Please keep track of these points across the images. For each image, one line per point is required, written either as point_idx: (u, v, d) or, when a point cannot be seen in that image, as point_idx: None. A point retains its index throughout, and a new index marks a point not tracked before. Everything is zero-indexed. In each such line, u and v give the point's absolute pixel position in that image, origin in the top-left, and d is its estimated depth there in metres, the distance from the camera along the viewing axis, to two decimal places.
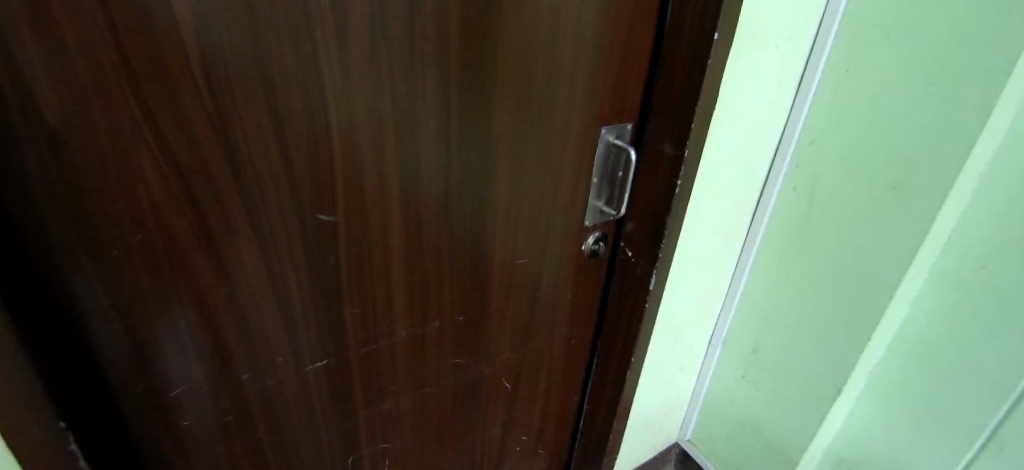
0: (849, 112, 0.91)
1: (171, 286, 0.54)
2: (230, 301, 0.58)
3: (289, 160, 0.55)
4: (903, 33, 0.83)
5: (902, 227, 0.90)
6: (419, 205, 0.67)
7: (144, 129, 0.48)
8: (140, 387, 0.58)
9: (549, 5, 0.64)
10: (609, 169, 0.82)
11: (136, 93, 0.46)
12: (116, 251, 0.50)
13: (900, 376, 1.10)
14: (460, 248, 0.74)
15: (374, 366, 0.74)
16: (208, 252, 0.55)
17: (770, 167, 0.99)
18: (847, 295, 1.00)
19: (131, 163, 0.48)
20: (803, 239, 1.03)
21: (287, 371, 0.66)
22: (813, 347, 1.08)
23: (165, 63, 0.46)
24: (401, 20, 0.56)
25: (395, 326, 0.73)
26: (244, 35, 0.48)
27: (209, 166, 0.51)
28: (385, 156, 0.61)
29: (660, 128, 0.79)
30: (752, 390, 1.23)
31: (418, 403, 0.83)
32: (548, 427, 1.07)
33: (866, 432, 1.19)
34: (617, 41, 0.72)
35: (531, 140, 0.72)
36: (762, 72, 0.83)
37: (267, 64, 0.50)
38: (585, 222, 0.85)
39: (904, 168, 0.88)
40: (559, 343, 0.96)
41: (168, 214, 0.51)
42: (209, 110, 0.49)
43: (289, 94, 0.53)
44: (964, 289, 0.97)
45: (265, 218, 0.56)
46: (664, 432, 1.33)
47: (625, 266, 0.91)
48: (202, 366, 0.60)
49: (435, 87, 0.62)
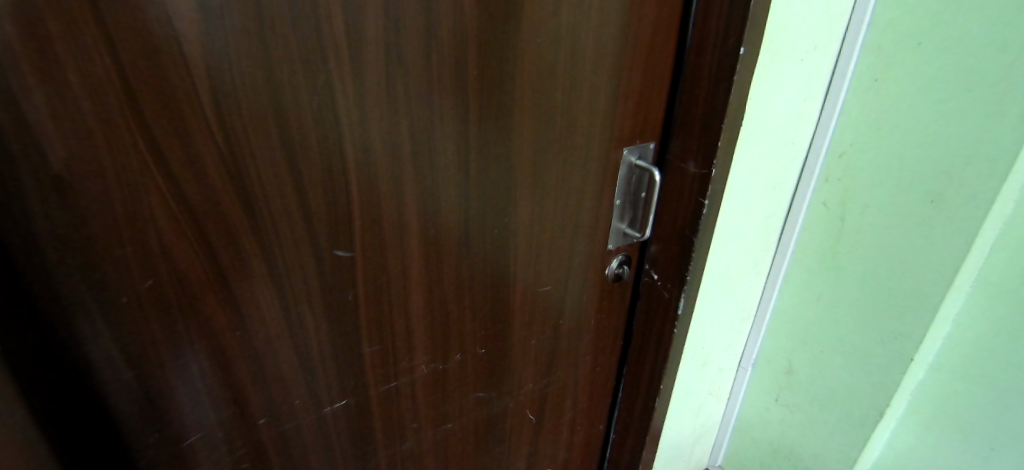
0: (880, 123, 0.88)
1: (183, 332, 0.52)
2: (244, 345, 0.56)
3: (304, 197, 0.53)
4: (936, 41, 0.80)
5: (942, 240, 0.87)
6: (438, 237, 0.64)
7: (152, 169, 0.45)
8: (153, 436, 0.55)
9: (568, 26, 0.62)
10: (632, 190, 0.79)
11: (143, 132, 0.44)
12: (124, 297, 0.48)
13: (943, 395, 1.06)
14: (481, 278, 0.71)
15: (394, 404, 0.71)
16: (222, 295, 0.52)
17: (797, 184, 0.94)
18: (888, 313, 0.96)
19: (139, 204, 0.46)
20: (835, 256, 0.99)
21: (306, 414, 0.64)
22: (853, 368, 1.04)
23: (173, 101, 0.44)
24: (418, 45, 0.54)
25: (415, 361, 0.71)
26: (256, 70, 0.47)
27: (221, 204, 0.49)
28: (403, 188, 0.59)
29: (684, 147, 0.76)
30: (786, 414, 1.18)
31: (440, 440, 0.80)
32: (573, 458, 1.02)
33: (910, 454, 1.14)
34: (639, 59, 0.69)
35: (553, 164, 0.69)
36: (787, 86, 0.80)
37: (280, 98, 0.48)
38: (608, 246, 0.82)
39: (943, 180, 0.85)
40: (584, 373, 0.92)
41: (179, 256, 0.49)
42: (220, 149, 0.47)
43: (303, 126, 0.50)
44: (1010, 302, 0.93)
45: (280, 258, 0.54)
46: (694, 459, 1.27)
47: (651, 289, 0.88)
48: (216, 413, 0.57)
49: (453, 116, 0.59)
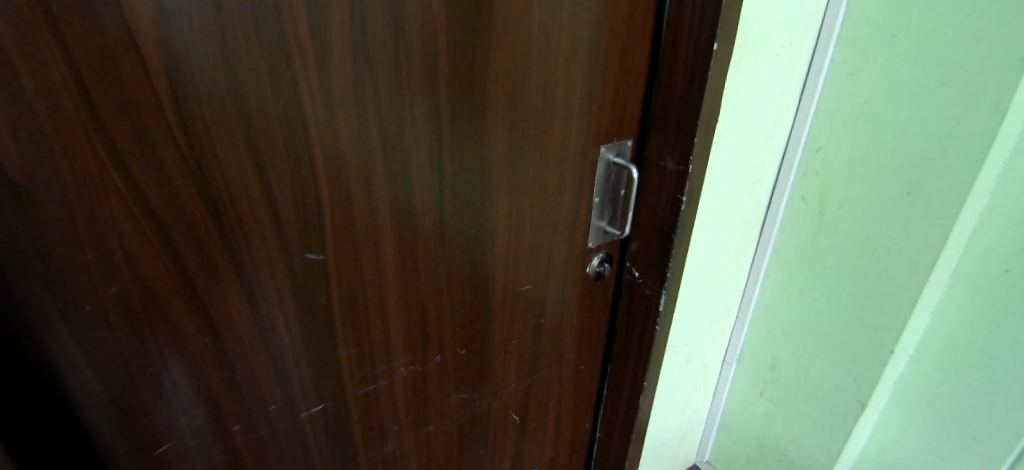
0: (855, 117, 0.89)
1: (150, 340, 0.51)
2: (216, 351, 0.55)
3: (273, 200, 0.52)
4: (910, 34, 0.81)
5: (919, 233, 0.87)
6: (413, 238, 0.64)
7: (112, 173, 0.44)
8: (123, 445, 0.54)
9: (540, 23, 0.62)
10: (611, 188, 0.79)
11: (102, 137, 0.43)
12: (87, 305, 0.47)
13: (925, 386, 1.07)
14: (459, 278, 0.71)
15: (372, 408, 0.70)
16: (190, 301, 0.51)
17: (776, 178, 0.95)
18: (869, 306, 0.97)
19: (100, 210, 0.45)
20: (815, 250, 1.00)
21: (281, 419, 0.63)
22: (836, 361, 1.04)
23: (132, 105, 0.44)
24: (386, 44, 0.53)
25: (394, 364, 0.70)
26: (218, 71, 0.46)
27: (185, 209, 0.48)
28: (375, 190, 0.58)
29: (661, 144, 0.77)
30: (770, 408, 1.19)
31: (422, 443, 0.79)
32: (560, 457, 1.02)
33: (893, 444, 1.16)
34: (614, 56, 0.69)
35: (529, 163, 0.69)
36: (763, 81, 0.80)
37: (245, 100, 0.48)
38: (588, 244, 0.82)
39: (919, 173, 0.85)
40: (567, 372, 0.92)
41: (143, 262, 0.48)
42: (183, 152, 0.47)
43: (268, 128, 0.50)
44: (987, 294, 0.94)
45: (248, 263, 0.53)
46: (681, 455, 1.28)
47: (633, 287, 0.88)
48: (189, 420, 0.56)
49: (426, 116, 0.59)
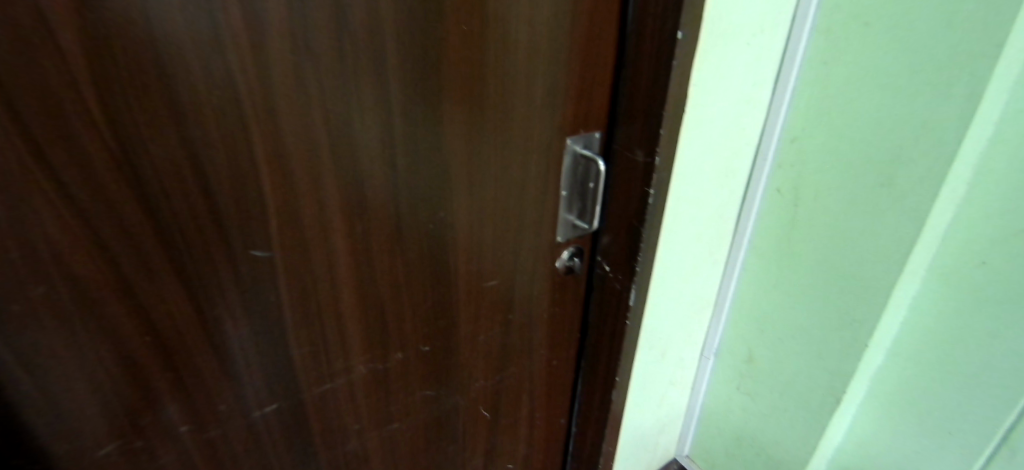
0: (829, 107, 0.87)
1: (87, 340, 0.49)
2: (159, 349, 0.54)
3: (212, 195, 0.51)
4: (883, 22, 0.79)
5: (892, 225, 0.86)
6: (367, 234, 0.62)
7: (34, 169, 0.43)
8: (63, 447, 0.52)
9: (495, 12, 0.60)
10: (579, 181, 0.77)
11: (21, 131, 0.41)
12: (16, 305, 0.45)
13: (903, 380, 1.06)
14: (419, 274, 0.70)
15: (331, 407, 0.69)
16: (127, 300, 0.50)
17: (751, 170, 0.94)
18: (844, 300, 0.96)
19: (23, 208, 0.43)
20: (790, 242, 0.99)
21: (233, 418, 0.62)
22: (812, 355, 1.03)
23: (53, 99, 0.42)
24: (328, 34, 0.52)
25: (353, 362, 0.69)
26: (145, 63, 0.44)
27: (116, 205, 0.47)
28: (323, 184, 0.57)
29: (628, 136, 0.75)
30: (748, 402, 1.18)
31: (387, 441, 0.78)
32: (535, 452, 1.01)
33: (871, 438, 1.15)
34: (576, 45, 0.67)
35: (489, 157, 0.68)
36: (734, 70, 0.78)
37: (176, 93, 0.46)
38: (557, 238, 0.80)
39: (892, 164, 0.84)
40: (539, 367, 0.91)
41: (73, 260, 0.47)
42: (110, 147, 0.45)
43: (203, 123, 0.48)
44: (963, 287, 0.93)
45: (188, 259, 0.52)
46: (660, 448, 1.28)
47: (604, 281, 0.86)
48: (133, 420, 0.55)
49: (376, 109, 0.57)
